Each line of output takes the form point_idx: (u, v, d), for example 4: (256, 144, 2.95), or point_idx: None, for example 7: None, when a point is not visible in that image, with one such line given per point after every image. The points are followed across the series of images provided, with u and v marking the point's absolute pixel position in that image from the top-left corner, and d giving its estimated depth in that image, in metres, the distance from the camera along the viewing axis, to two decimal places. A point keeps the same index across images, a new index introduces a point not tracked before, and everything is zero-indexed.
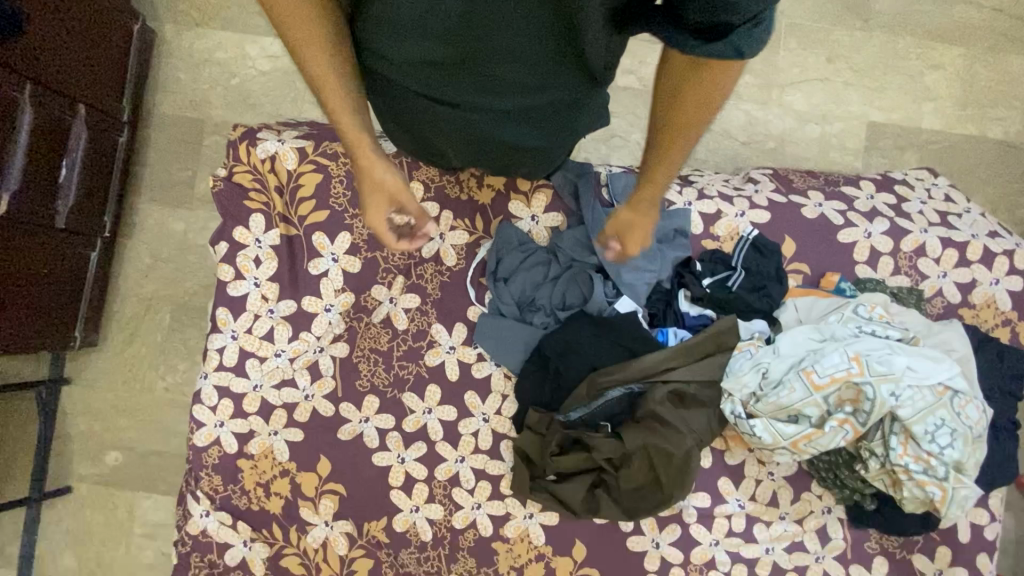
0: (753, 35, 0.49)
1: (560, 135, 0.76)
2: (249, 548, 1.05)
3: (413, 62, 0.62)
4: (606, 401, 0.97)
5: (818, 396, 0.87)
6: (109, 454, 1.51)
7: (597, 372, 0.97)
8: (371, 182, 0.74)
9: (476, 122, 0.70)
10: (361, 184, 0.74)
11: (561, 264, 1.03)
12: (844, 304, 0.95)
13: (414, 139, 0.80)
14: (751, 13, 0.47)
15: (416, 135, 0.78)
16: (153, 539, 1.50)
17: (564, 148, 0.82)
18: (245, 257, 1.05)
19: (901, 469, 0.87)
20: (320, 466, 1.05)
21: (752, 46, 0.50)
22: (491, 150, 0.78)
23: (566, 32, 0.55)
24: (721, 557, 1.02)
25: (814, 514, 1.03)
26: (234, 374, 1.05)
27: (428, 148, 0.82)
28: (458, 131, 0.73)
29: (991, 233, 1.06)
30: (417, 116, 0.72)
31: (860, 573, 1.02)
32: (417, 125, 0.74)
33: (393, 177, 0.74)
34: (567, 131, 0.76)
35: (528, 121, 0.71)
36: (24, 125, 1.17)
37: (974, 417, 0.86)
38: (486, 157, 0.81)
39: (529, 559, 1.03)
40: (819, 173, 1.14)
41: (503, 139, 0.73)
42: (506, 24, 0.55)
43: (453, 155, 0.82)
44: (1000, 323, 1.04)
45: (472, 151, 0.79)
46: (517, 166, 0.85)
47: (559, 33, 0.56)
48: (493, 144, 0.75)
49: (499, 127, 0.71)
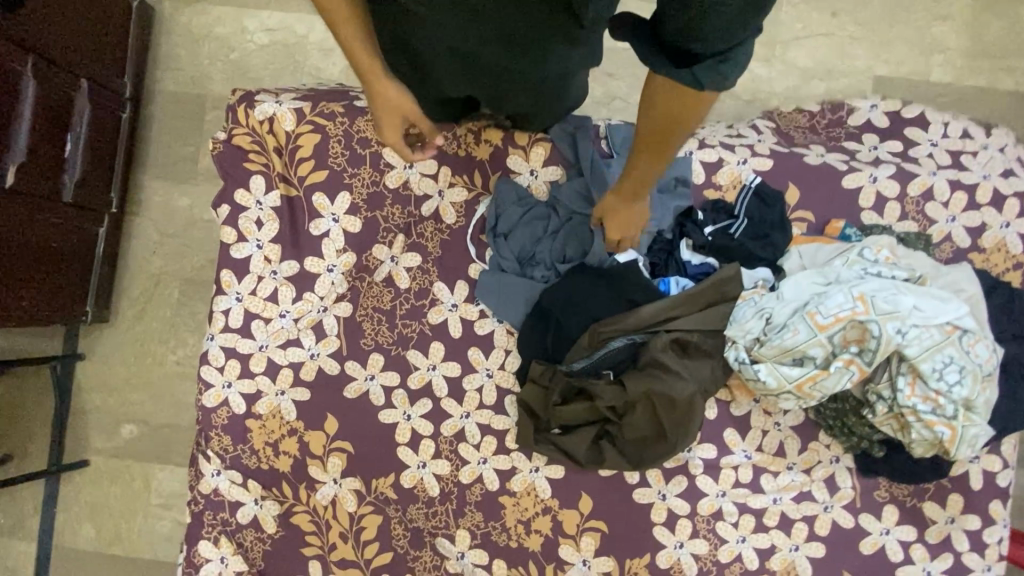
0: (717, 71, 0.51)
1: (554, 65, 0.73)
2: (260, 506, 1.07)
3: None
4: (608, 352, 0.97)
5: (823, 336, 0.86)
6: (124, 427, 1.54)
7: (598, 323, 0.97)
8: (383, 101, 0.82)
9: (464, 40, 0.67)
10: (375, 104, 0.83)
11: (560, 219, 1.02)
12: (848, 248, 0.94)
13: (411, 61, 0.78)
14: (717, 48, 0.49)
15: (412, 54, 0.76)
16: (169, 510, 1.52)
17: (559, 84, 0.80)
18: (247, 219, 1.06)
19: (909, 410, 0.86)
20: (327, 425, 1.06)
21: (714, 82, 0.52)
22: (485, 74, 0.75)
23: None
24: (728, 508, 1.02)
25: (822, 464, 1.02)
26: (240, 336, 1.07)
27: (424, 73, 0.80)
28: (447, 48, 0.70)
29: (1004, 172, 1.04)
30: (406, 28, 0.70)
31: (870, 522, 1.01)
32: (410, 39, 0.72)
33: (402, 96, 0.81)
34: (560, 68, 0.74)
35: (515, 47, 0.67)
36: (29, 98, 1.19)
37: (984, 355, 0.85)
38: (482, 84, 0.78)
39: (535, 513, 1.04)
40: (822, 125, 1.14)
41: (493, 70, 0.73)
42: None
43: (449, 82, 0.80)
44: (1012, 267, 1.02)
45: (465, 82, 0.79)
46: (513, 100, 0.84)
47: None
48: (484, 75, 0.75)
49: (487, 48, 0.68)
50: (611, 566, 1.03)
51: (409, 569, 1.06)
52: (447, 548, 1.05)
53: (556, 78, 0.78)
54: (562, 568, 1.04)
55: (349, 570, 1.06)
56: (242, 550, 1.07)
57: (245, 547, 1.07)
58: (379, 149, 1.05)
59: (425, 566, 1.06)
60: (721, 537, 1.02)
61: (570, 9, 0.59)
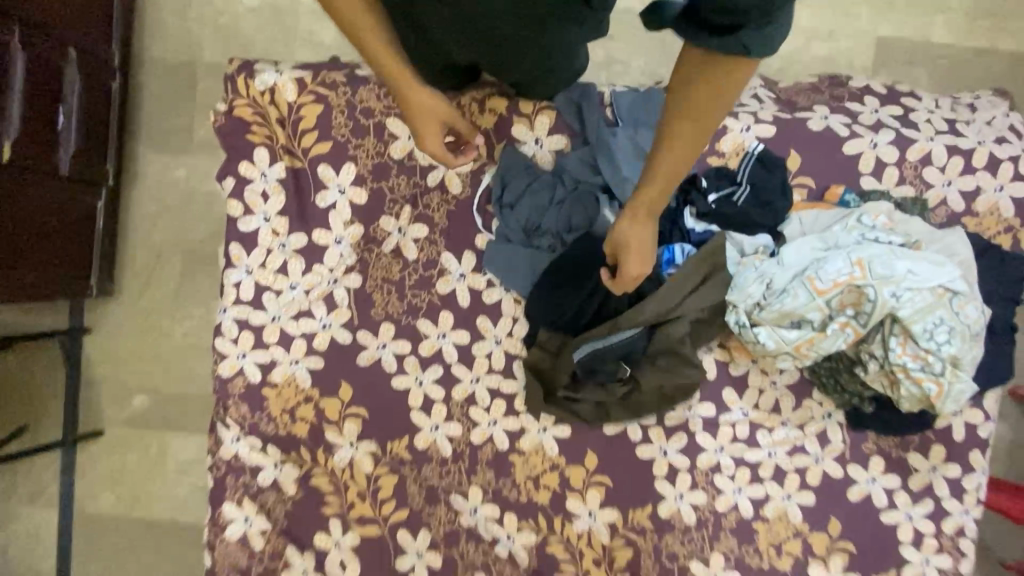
0: (763, 34, 0.52)
1: (558, 43, 0.74)
2: (280, 469, 1.12)
3: None
4: (625, 338, 1.00)
5: (821, 300, 0.90)
6: (136, 398, 1.57)
7: (619, 310, 1.00)
8: (422, 113, 0.84)
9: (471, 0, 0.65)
10: (413, 117, 0.85)
11: (568, 189, 1.03)
12: (848, 213, 0.96)
13: (417, 29, 0.76)
14: (763, 13, 0.50)
15: (417, 19, 0.74)
16: (185, 475, 1.58)
17: (563, 58, 0.82)
18: (253, 192, 1.06)
19: (899, 368, 0.90)
20: (342, 392, 1.10)
21: (762, 46, 0.53)
22: (496, 47, 0.75)
23: None
24: (726, 462, 1.08)
25: (815, 419, 1.08)
26: (252, 307, 1.08)
27: (429, 39, 0.77)
28: (455, 25, 0.71)
29: (997, 139, 1.06)
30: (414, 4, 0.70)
31: (858, 472, 1.08)
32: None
33: (440, 104, 0.84)
34: (564, 45, 0.76)
35: (526, 18, 0.68)
36: (18, 69, 1.16)
37: (972, 316, 0.89)
38: (491, 56, 0.79)
39: (544, 470, 1.10)
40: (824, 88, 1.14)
41: (499, 44, 0.74)
42: None
43: (457, 50, 0.78)
44: (1002, 231, 1.05)
45: (471, 56, 0.80)
46: (516, 71, 0.85)
47: None
48: (491, 50, 0.76)
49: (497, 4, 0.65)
50: (615, 516, 1.09)
51: (425, 524, 1.12)
52: (460, 504, 1.11)
53: (567, 42, 0.75)
54: (570, 520, 1.10)
55: (368, 526, 1.12)
56: (265, 510, 1.12)
57: (268, 507, 1.12)
58: (383, 119, 1.05)
59: (440, 522, 1.12)
60: (718, 489, 1.09)
61: None
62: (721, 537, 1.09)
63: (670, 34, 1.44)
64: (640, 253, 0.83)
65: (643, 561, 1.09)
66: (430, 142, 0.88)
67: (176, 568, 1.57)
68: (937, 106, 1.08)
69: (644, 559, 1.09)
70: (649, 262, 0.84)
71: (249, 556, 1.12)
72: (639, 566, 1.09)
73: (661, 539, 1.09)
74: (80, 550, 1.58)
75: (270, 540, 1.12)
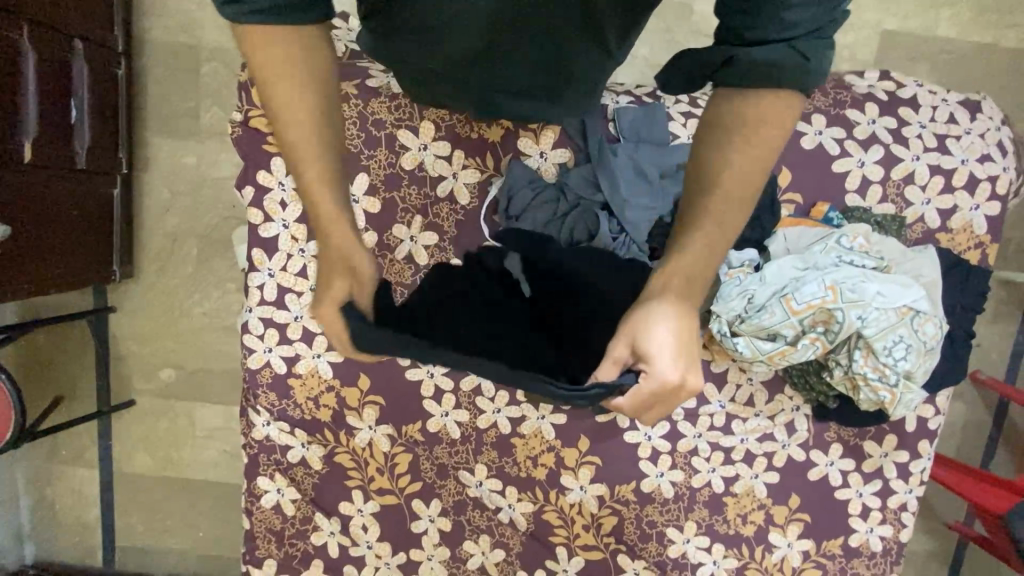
0: (814, 42, 0.56)
1: (568, 107, 0.82)
2: (307, 448, 1.25)
3: (449, 58, 0.68)
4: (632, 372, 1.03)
5: (795, 319, 0.99)
6: (163, 371, 1.69)
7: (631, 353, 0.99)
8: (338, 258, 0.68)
9: (497, 56, 0.68)
10: (324, 258, 0.69)
11: (567, 265, 0.90)
12: (830, 234, 1.04)
13: (426, 92, 0.82)
14: (810, 24, 0.55)
15: (415, 74, 0.76)
16: (214, 440, 1.73)
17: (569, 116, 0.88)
18: (272, 201, 1.12)
19: (860, 376, 1.01)
20: (361, 382, 1.21)
21: (817, 55, 0.57)
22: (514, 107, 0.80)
23: (587, 30, 0.64)
24: (702, 446, 1.22)
25: (785, 411, 1.21)
26: (275, 307, 1.17)
27: (422, 82, 0.78)
28: (477, 96, 0.78)
29: (981, 157, 1.12)
30: (430, 81, 0.76)
31: (818, 456, 1.23)
32: (420, 53, 0.69)
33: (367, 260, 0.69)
34: (569, 107, 0.83)
35: (544, 91, 0.76)
36: (30, 68, 1.18)
37: (930, 333, 0.99)
38: (501, 113, 0.84)
39: (541, 450, 1.23)
40: (834, 84, 1.14)
41: (511, 109, 0.81)
42: (531, 33, 0.64)
43: (467, 108, 0.85)
44: (973, 247, 1.13)
45: (481, 111, 0.85)
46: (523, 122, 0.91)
47: (572, 30, 0.64)
48: (503, 110, 0.82)
49: (520, 31, 0.64)
50: (603, 490, 1.24)
51: (436, 495, 1.27)
52: (468, 478, 1.26)
53: (581, 90, 0.77)
54: (563, 493, 1.24)
55: (387, 496, 1.27)
56: (295, 482, 1.27)
57: (297, 480, 1.27)
58: (393, 131, 1.10)
59: (450, 493, 1.27)
60: (695, 468, 1.23)
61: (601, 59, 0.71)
62: (695, 509, 1.24)
63: (677, 26, 1.44)
64: (678, 352, 0.63)
65: (626, 527, 1.25)
66: (331, 286, 0.67)
67: (211, 520, 1.76)
68: (935, 117, 1.13)
69: (627, 526, 1.25)
70: (693, 370, 0.64)
71: (283, 520, 1.29)
72: (623, 532, 1.25)
73: (643, 510, 1.24)
74: (123, 505, 1.76)
75: (301, 507, 1.28)
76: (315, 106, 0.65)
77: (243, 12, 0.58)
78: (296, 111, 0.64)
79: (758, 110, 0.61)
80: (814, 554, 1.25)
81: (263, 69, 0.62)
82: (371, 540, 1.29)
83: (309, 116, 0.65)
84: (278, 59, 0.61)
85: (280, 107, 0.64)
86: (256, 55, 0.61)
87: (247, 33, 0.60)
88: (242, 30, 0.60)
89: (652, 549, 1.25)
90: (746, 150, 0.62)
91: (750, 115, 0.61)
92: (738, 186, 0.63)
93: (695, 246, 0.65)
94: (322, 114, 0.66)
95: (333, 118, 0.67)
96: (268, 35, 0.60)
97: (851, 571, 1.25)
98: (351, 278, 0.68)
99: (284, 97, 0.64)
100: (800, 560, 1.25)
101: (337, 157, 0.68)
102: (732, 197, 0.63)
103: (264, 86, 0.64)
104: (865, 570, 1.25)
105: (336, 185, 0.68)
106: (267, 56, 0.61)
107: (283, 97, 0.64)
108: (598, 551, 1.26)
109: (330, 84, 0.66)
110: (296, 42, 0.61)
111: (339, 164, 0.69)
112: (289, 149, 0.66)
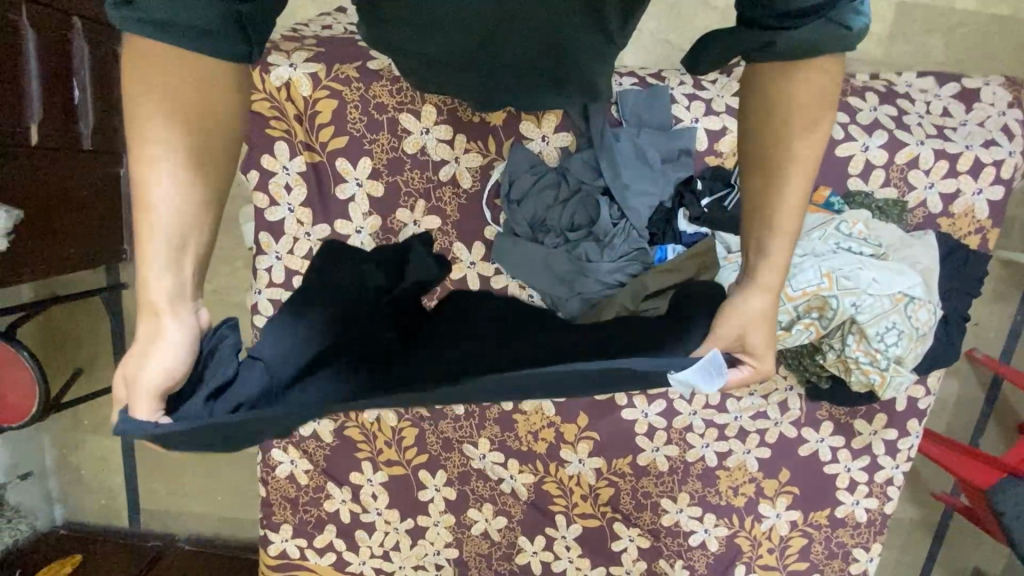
0: (853, 8, 0.54)
1: (569, 95, 0.82)
2: (319, 423, 1.32)
3: (444, 54, 0.70)
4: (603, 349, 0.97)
5: (790, 305, 1.00)
6: None
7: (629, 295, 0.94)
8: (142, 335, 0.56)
9: (484, 45, 0.68)
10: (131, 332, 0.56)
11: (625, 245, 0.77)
12: (830, 221, 1.06)
13: (425, 80, 0.82)
14: None
15: (415, 66, 0.76)
16: None
17: (571, 103, 0.87)
18: (277, 185, 1.14)
19: (852, 360, 1.04)
20: None
21: (855, 18, 0.54)
22: (513, 94, 0.80)
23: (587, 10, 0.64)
24: (698, 423, 1.27)
25: (778, 390, 1.26)
26: (283, 289, 1.18)
27: (418, 70, 0.77)
28: (482, 87, 0.78)
29: (985, 143, 1.12)
30: (428, 73, 0.77)
31: (810, 433, 1.27)
32: (416, 47, 0.70)
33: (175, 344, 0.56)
34: (565, 96, 0.82)
35: (543, 81, 0.76)
36: (30, 48, 1.18)
37: (923, 319, 1.01)
38: (496, 100, 0.83)
39: (541, 426, 1.29)
40: None
41: (511, 96, 0.81)
42: (529, 15, 0.63)
43: (461, 95, 0.84)
44: (973, 231, 1.14)
45: (485, 100, 0.84)
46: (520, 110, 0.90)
47: (573, 10, 0.64)
48: (501, 98, 0.82)
49: (524, 12, 0.63)
50: (600, 463, 1.29)
51: (441, 466, 1.33)
52: (471, 451, 1.31)
53: (582, 79, 0.77)
54: (563, 465, 1.30)
55: (394, 467, 1.34)
56: (307, 454, 1.34)
57: (309, 452, 1.34)
58: (395, 115, 1.10)
59: (454, 464, 1.33)
60: (689, 444, 1.28)
61: (607, 43, 0.70)
62: (688, 481, 1.29)
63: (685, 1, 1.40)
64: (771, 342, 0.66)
65: (623, 497, 1.31)
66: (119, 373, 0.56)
67: (227, 485, 1.84)
68: (931, 110, 1.14)
69: (623, 496, 1.31)
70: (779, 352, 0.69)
71: (297, 489, 1.36)
72: (619, 502, 1.31)
73: (639, 482, 1.30)
74: (143, 472, 1.85)
75: (313, 477, 1.35)
76: (190, 161, 0.54)
77: (128, 18, 0.48)
78: (160, 162, 0.53)
79: (813, 89, 0.60)
80: (801, 523, 1.31)
81: (139, 93, 0.52)
82: (380, 508, 1.36)
83: (170, 167, 0.54)
84: (154, 88, 0.52)
85: (141, 141, 0.53)
86: (137, 75, 0.51)
87: (136, 41, 0.50)
88: (134, 37, 0.50)
89: (647, 518, 1.31)
90: (811, 138, 0.62)
91: (806, 93, 0.60)
92: (807, 176, 0.63)
93: (776, 240, 0.65)
94: (195, 172, 0.55)
95: (214, 173, 0.56)
96: (161, 56, 0.50)
97: (835, 539, 1.31)
98: (146, 366, 0.54)
99: (152, 134, 0.53)
100: (787, 529, 1.31)
101: (194, 228, 0.56)
102: (769, 175, 0.65)
103: (134, 105, 0.52)
104: (849, 539, 1.31)
105: (177, 255, 0.56)
106: (152, 81, 0.51)
107: (150, 129, 0.53)
108: (596, 519, 1.32)
109: (220, 139, 0.56)
110: (198, 76, 0.52)
111: (196, 233, 0.57)
112: (137, 192, 0.54)
